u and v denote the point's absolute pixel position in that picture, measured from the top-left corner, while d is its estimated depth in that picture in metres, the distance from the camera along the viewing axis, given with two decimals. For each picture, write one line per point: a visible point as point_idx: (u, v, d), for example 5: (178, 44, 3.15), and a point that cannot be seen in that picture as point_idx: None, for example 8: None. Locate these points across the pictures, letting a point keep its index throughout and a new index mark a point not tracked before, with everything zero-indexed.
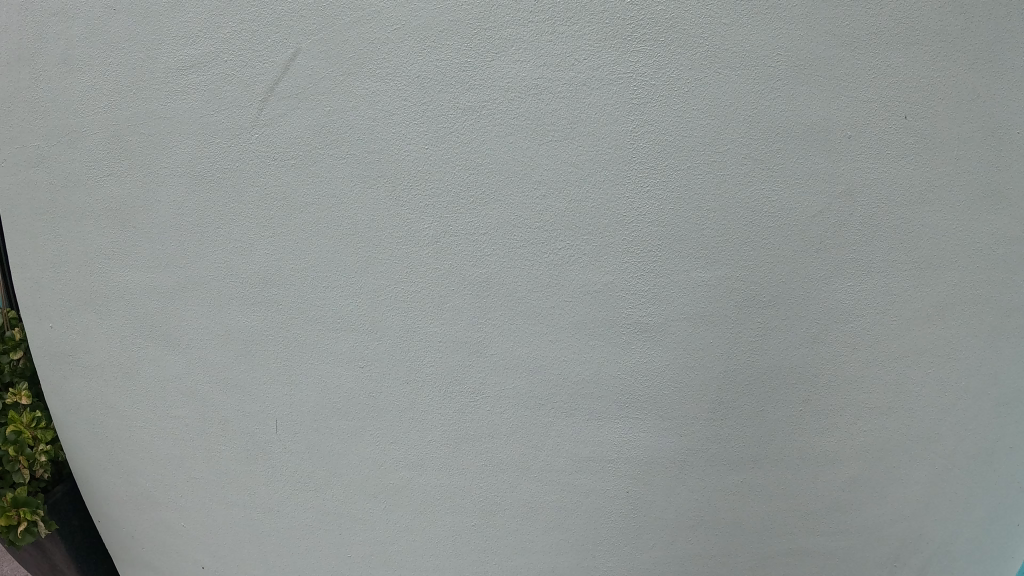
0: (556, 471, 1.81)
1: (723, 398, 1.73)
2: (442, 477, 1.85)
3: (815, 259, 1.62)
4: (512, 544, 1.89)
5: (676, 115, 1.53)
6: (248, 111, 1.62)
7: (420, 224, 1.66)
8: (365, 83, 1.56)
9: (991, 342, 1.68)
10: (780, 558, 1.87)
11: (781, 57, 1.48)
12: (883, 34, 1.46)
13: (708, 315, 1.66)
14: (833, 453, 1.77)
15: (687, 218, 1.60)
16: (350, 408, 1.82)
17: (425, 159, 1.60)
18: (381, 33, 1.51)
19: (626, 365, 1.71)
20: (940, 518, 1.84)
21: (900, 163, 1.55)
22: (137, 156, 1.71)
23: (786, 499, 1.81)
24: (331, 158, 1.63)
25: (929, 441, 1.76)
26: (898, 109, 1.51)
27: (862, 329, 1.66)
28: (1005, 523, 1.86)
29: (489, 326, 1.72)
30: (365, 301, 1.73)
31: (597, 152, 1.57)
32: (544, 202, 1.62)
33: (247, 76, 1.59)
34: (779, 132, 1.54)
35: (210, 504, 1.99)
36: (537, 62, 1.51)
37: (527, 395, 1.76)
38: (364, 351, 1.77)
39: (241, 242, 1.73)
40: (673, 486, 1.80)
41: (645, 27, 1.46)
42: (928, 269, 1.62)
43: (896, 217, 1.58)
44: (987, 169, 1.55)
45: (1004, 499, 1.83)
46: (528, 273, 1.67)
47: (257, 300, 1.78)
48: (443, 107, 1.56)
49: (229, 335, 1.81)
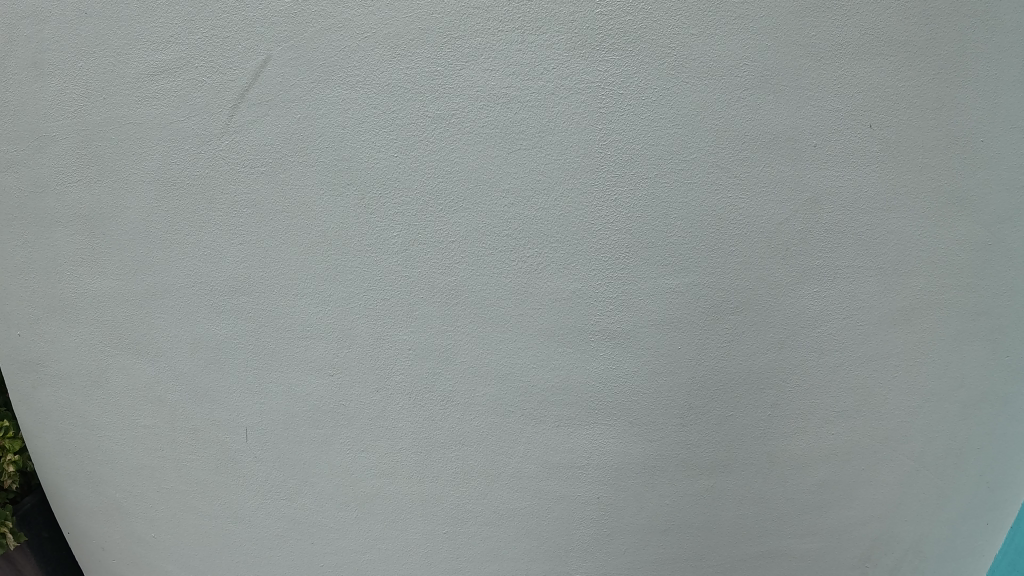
0: (527, 478, 1.83)
1: (691, 402, 1.77)
2: (414, 485, 1.86)
3: (780, 266, 1.65)
4: (484, 549, 1.91)
5: (646, 124, 1.53)
6: (217, 118, 1.58)
7: (389, 233, 1.63)
8: (334, 92, 1.53)
9: (957, 346, 1.71)
10: (747, 557, 1.92)
11: (748, 68, 1.49)
12: (849, 45, 1.47)
13: (675, 323, 1.69)
14: (799, 454, 1.82)
15: (654, 227, 1.61)
16: (321, 417, 1.82)
17: (393, 169, 1.58)
18: (350, 41, 1.48)
19: (595, 371, 1.74)
20: (907, 517, 1.87)
21: (864, 172, 1.57)
22: (100, 163, 1.65)
23: (752, 500, 1.86)
24: (299, 166, 1.60)
25: (895, 441, 1.80)
26: (863, 118, 1.53)
27: (825, 334, 1.71)
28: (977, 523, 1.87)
29: (459, 333, 1.71)
30: (333, 311, 1.72)
31: (565, 161, 1.56)
32: (512, 211, 1.60)
33: (216, 82, 1.54)
34: (745, 141, 1.55)
35: (181, 514, 1.98)
36: (506, 71, 1.49)
37: (498, 402, 1.77)
38: (335, 361, 1.76)
39: (207, 251, 1.69)
40: (643, 490, 1.84)
41: (615, 37, 1.46)
42: (892, 274, 1.65)
43: (859, 225, 1.61)
44: (954, 176, 1.57)
45: (975, 499, 1.84)
46: (496, 282, 1.67)
47: (224, 310, 1.74)
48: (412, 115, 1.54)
49: (197, 344, 1.78)
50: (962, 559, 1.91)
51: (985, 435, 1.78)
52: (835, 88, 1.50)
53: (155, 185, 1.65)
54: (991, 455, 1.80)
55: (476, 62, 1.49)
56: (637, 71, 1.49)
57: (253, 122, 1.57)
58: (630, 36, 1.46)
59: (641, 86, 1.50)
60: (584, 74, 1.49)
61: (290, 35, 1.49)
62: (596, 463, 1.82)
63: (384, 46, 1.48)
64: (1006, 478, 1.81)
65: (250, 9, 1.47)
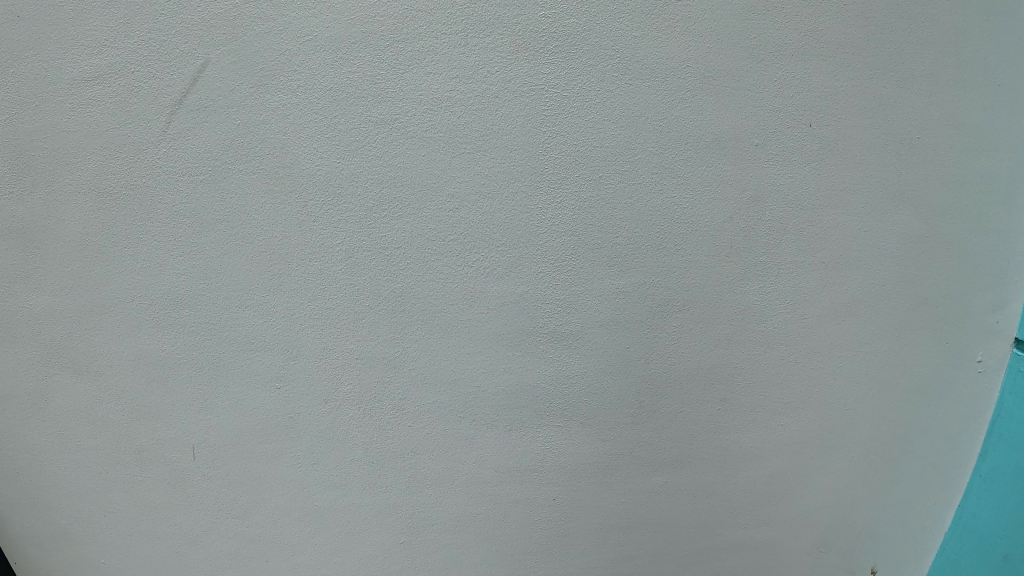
0: (483, 482, 1.82)
1: (643, 400, 1.78)
2: (368, 495, 1.82)
3: (725, 263, 1.68)
4: (444, 556, 1.88)
5: (590, 126, 1.55)
6: (154, 125, 1.52)
7: (333, 240, 1.60)
8: (275, 97, 1.49)
9: (898, 334, 1.77)
10: (705, 550, 1.93)
11: (691, 69, 1.52)
12: (790, 46, 1.51)
13: (622, 323, 1.71)
14: (751, 447, 1.85)
15: (600, 228, 1.62)
16: (271, 431, 1.77)
17: (336, 175, 1.55)
18: (292, 45, 1.46)
19: (546, 374, 1.74)
20: (859, 503, 1.91)
21: (804, 169, 1.61)
22: (24, 174, 1.55)
23: (707, 494, 1.88)
24: (240, 173, 1.56)
25: (843, 430, 1.84)
26: (804, 118, 1.57)
27: (772, 328, 1.74)
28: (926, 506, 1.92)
29: (408, 340, 1.70)
30: (280, 322, 1.67)
31: (510, 164, 1.57)
32: (457, 215, 1.60)
33: (152, 88, 1.49)
34: (688, 141, 1.57)
35: (122, 541, 1.88)
36: (450, 74, 1.49)
37: (450, 408, 1.75)
38: (281, 374, 1.72)
39: (144, 264, 1.63)
40: (600, 489, 1.85)
41: (558, 39, 1.48)
42: (834, 268, 1.70)
43: (803, 220, 1.65)
44: (891, 172, 1.63)
45: (922, 481, 1.90)
46: (444, 287, 1.66)
47: (167, 324, 1.68)
48: (358, 120, 1.52)
49: (136, 361, 1.71)
50: (913, 541, 1.95)
51: (928, 418, 1.84)
52: (774, 88, 1.54)
53: (87, 198, 1.58)
54: (935, 438, 1.87)
55: (422, 66, 1.49)
56: (580, 73, 1.51)
57: (191, 130, 1.52)
58: (573, 39, 1.48)
59: (585, 88, 1.52)
60: (529, 78, 1.50)
61: (230, 40, 1.46)
62: (551, 465, 1.82)
63: (327, 50, 1.46)
64: (950, 459, 1.88)
65: (189, 13, 1.44)
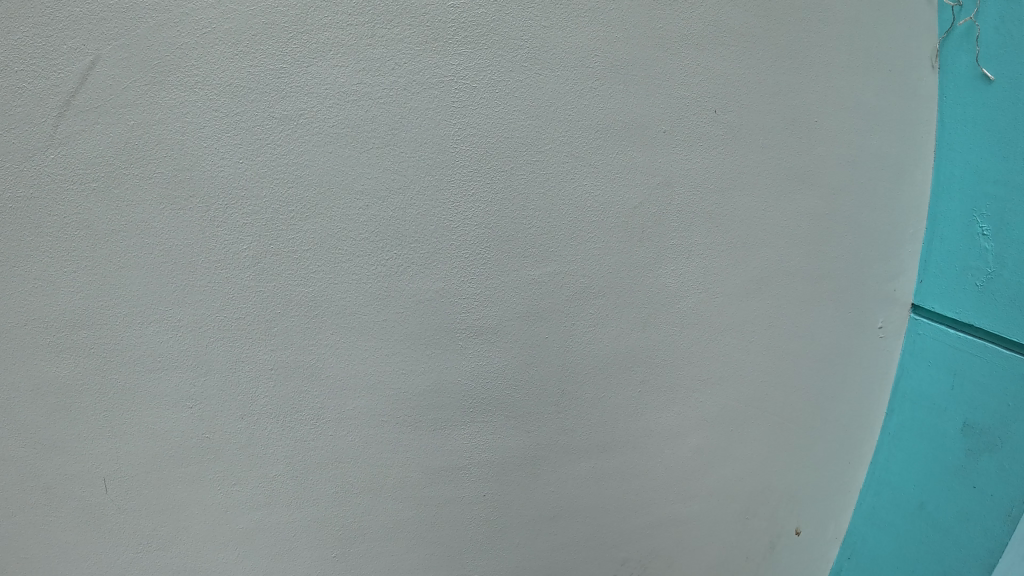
0: (411, 486, 1.78)
1: (564, 389, 1.80)
2: (292, 513, 1.72)
3: (639, 248, 1.73)
4: (379, 567, 1.82)
5: (500, 116, 1.54)
6: (41, 127, 1.36)
7: (239, 246, 1.50)
8: (171, 94, 1.39)
9: (805, 308, 1.92)
10: (638, 528, 1.99)
11: (598, 59, 1.55)
12: (694, 36, 1.59)
13: (540, 313, 1.72)
14: (674, 425, 1.91)
15: (513, 219, 1.62)
16: (188, 455, 1.63)
17: (239, 177, 1.46)
18: (188, 37, 1.36)
19: (466, 369, 1.72)
20: (779, 468, 2.06)
21: (708, 153, 1.69)
22: None
23: (633, 474, 1.93)
24: (136, 180, 1.43)
25: (760, 402, 1.97)
26: (709, 105, 1.66)
27: (687, 308, 1.81)
28: (838, 461, 2.11)
29: (323, 347, 1.62)
30: (188, 336, 1.55)
31: (419, 158, 1.53)
32: (367, 213, 1.55)
33: (38, 87, 1.34)
34: (597, 129, 1.61)
35: None
36: (356, 67, 1.44)
37: (373, 413, 1.70)
38: (192, 393, 1.59)
39: (34, 282, 1.44)
40: (529, 481, 1.85)
41: (467, 30, 1.46)
42: (740, 248, 1.80)
43: (711, 204, 1.74)
44: (790, 155, 1.77)
45: (834, 439, 2.08)
46: (357, 289, 1.60)
47: (64, 348, 1.50)
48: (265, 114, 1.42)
49: (30, 392, 1.51)
50: (829, 495, 2.14)
51: (837, 381, 2.03)
52: (677, 75, 1.61)
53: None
54: (843, 400, 2.05)
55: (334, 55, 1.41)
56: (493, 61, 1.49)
57: (79, 130, 1.38)
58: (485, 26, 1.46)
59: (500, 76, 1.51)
60: (445, 67, 1.47)
61: (120, 30, 1.33)
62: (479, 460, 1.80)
63: (230, 40, 1.37)
64: (856, 416, 2.08)
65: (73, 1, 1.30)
